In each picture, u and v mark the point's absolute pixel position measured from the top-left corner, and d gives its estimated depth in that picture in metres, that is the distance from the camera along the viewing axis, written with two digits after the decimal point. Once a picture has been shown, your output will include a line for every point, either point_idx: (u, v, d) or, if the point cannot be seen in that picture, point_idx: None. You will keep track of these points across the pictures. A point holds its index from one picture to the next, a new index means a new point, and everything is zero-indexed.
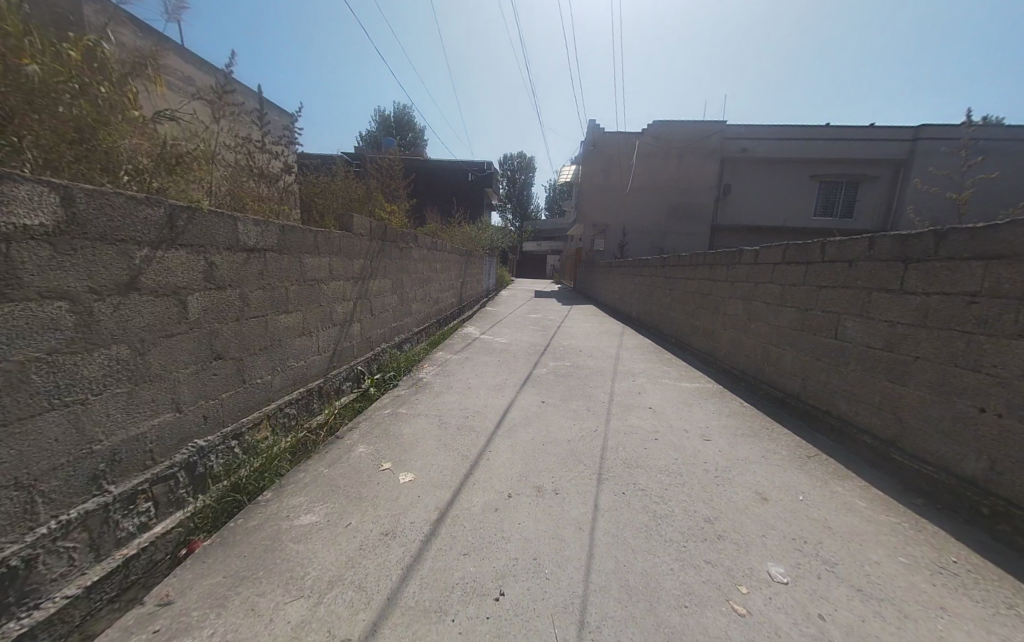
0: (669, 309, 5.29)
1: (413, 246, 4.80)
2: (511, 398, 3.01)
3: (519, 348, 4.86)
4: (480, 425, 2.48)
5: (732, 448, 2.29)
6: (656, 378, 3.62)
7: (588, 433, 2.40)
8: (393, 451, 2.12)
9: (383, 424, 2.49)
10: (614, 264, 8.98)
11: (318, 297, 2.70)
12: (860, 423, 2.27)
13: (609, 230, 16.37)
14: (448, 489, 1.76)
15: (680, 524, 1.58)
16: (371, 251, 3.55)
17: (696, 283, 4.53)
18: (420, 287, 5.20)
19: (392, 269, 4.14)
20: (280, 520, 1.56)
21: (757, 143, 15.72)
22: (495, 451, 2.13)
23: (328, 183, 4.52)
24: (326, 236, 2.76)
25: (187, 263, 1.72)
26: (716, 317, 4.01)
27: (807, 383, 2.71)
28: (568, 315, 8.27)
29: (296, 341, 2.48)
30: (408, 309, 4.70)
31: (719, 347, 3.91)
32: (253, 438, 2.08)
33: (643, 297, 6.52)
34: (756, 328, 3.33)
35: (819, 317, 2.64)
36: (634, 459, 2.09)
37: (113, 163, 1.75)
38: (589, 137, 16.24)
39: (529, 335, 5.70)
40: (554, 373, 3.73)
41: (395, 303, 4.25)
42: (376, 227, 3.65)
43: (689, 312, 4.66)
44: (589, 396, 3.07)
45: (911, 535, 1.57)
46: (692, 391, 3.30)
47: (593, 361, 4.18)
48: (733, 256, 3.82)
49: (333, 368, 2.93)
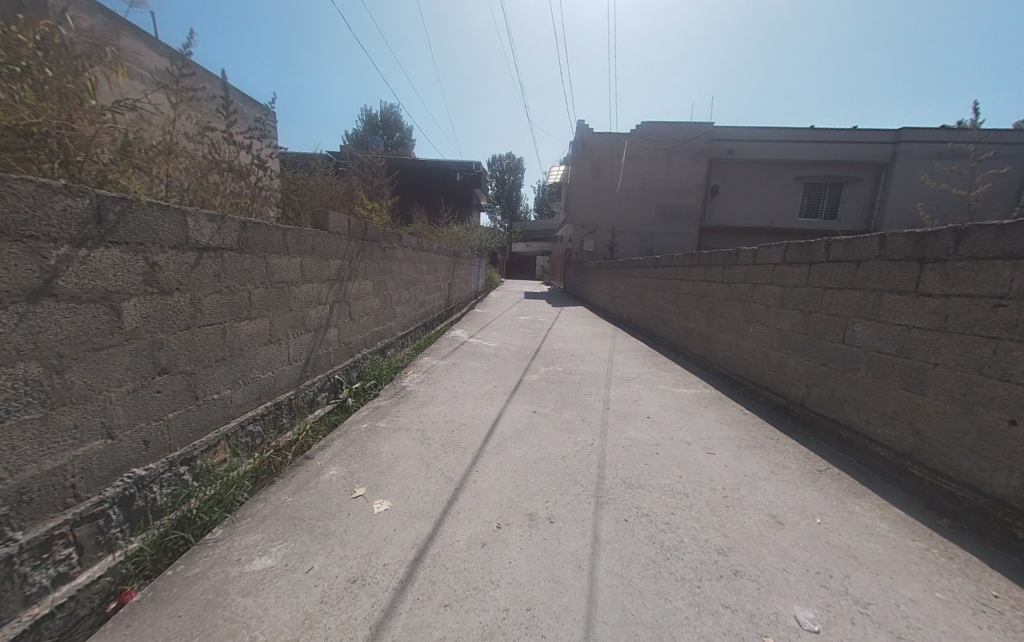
0: (662, 311, 5.16)
1: (396, 247, 4.56)
2: (500, 408, 2.81)
3: (509, 353, 4.66)
4: (466, 440, 2.28)
5: (738, 462, 2.12)
6: (652, 384, 3.46)
7: (583, 448, 2.21)
8: (369, 473, 1.90)
9: (359, 441, 2.26)
10: (605, 265, 8.85)
11: (288, 300, 2.46)
12: (872, 434, 2.14)
13: (599, 231, 16.32)
14: (429, 520, 1.55)
15: (691, 559, 1.39)
16: (350, 250, 3.31)
17: (690, 284, 4.40)
18: (405, 289, 4.96)
19: (374, 270, 3.90)
20: (228, 565, 1.32)
21: (744, 144, 15.84)
22: (482, 471, 1.92)
23: (305, 180, 4.26)
24: (297, 234, 2.53)
25: (121, 263, 1.47)
26: (712, 319, 3.88)
27: (812, 390, 2.58)
28: (559, 317, 8.11)
29: (262, 350, 2.23)
30: (392, 312, 4.46)
31: (716, 350, 3.78)
32: (206, 462, 1.83)
33: (635, 298, 6.39)
34: (755, 331, 3.20)
35: (825, 320, 2.51)
36: (635, 478, 1.91)
37: (66, 155, 1.55)
38: (578, 137, 16.14)
39: (519, 338, 5.51)
40: (546, 380, 3.54)
41: (377, 306, 4.01)
42: (355, 225, 3.41)
43: (683, 314, 4.52)
44: (583, 405, 2.89)
45: (943, 563, 1.42)
46: (691, 398, 3.14)
47: (586, 366, 4.01)
48: (729, 257, 3.69)
49: (306, 378, 2.68)
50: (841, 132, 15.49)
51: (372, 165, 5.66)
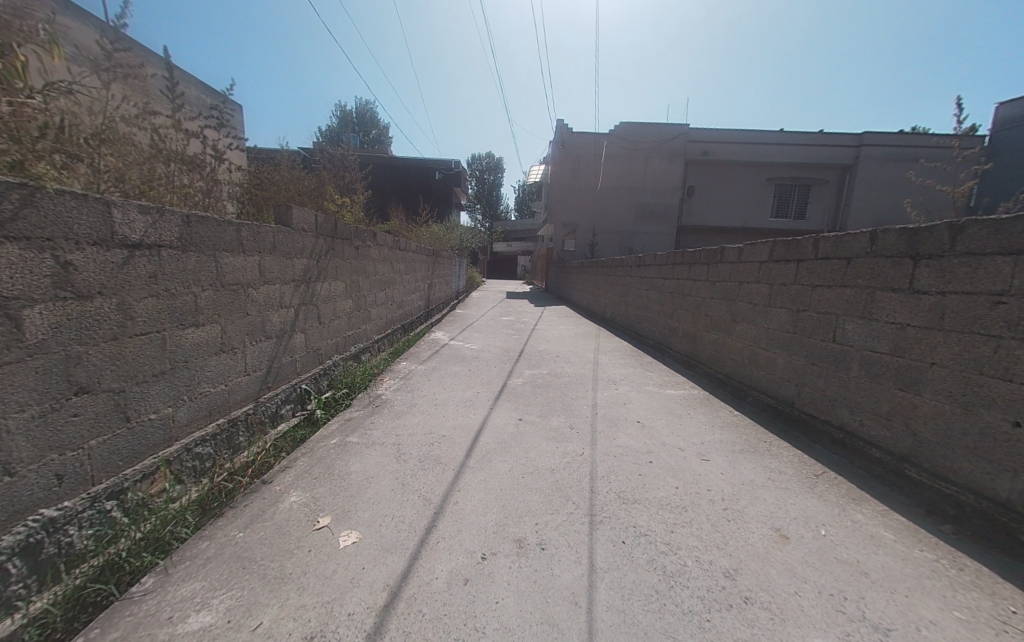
0: (646, 310, 5.09)
1: (370, 245, 4.30)
2: (483, 416, 2.63)
3: (492, 355, 4.47)
4: (446, 454, 2.08)
5: (735, 468, 2.02)
6: (640, 385, 3.35)
7: (573, 459, 2.06)
8: (335, 498, 1.69)
9: (326, 459, 2.04)
10: (587, 264, 8.78)
11: (243, 304, 2.20)
12: (867, 435, 2.08)
13: (579, 230, 16.32)
14: (403, 554, 1.36)
15: (697, 587, 1.26)
16: (316, 248, 3.05)
17: (674, 282, 4.33)
18: (381, 290, 4.69)
19: (345, 270, 3.63)
20: (156, 626, 1.09)
21: (719, 146, 16.19)
22: (463, 491, 1.74)
23: (269, 174, 3.95)
24: (254, 229, 2.27)
25: (20, 262, 1.20)
26: (697, 318, 3.81)
27: (801, 390, 2.52)
28: (541, 317, 7.99)
29: (211, 360, 1.97)
30: (366, 315, 4.19)
31: (700, 350, 3.72)
32: (141, 493, 1.56)
33: (617, 297, 6.33)
34: (741, 330, 3.14)
35: (813, 319, 2.45)
36: (630, 492, 1.77)
37: None
38: (557, 136, 16.09)
39: (502, 340, 5.33)
40: (531, 384, 3.38)
41: (350, 308, 3.75)
42: (323, 221, 3.15)
43: (666, 313, 4.46)
44: (571, 410, 2.74)
45: (955, 576, 1.35)
46: (680, 400, 3.04)
47: (571, 368, 3.87)
48: (713, 254, 3.63)
49: (266, 390, 2.42)
50: (809, 135, 16.07)
51: (344, 160, 5.37)
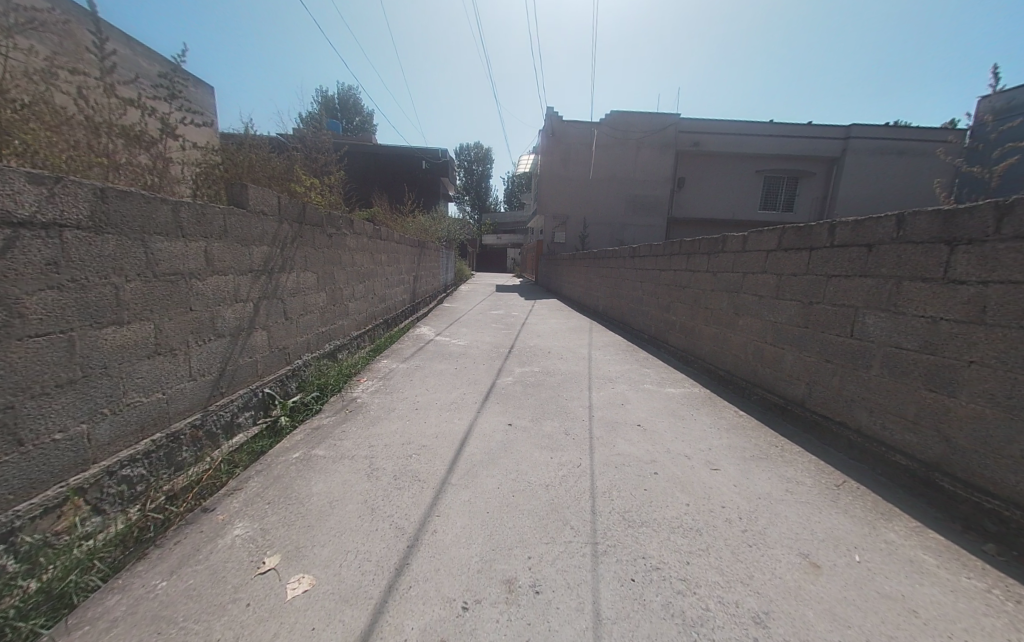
0: (640, 303, 4.87)
1: (346, 233, 3.96)
2: (469, 421, 2.36)
3: (479, 351, 4.20)
4: (424, 469, 1.82)
5: (750, 479, 1.80)
6: (637, 383, 3.13)
7: (569, 471, 1.82)
8: (288, 529, 1.41)
9: (283, 477, 1.75)
10: (578, 255, 8.55)
11: (185, 297, 1.88)
12: (889, 440, 1.89)
13: (569, 222, 16.05)
14: (364, 605, 1.10)
15: (724, 640, 1.03)
16: (280, 234, 2.72)
17: (671, 274, 4.11)
18: (360, 282, 4.36)
19: (316, 260, 3.30)
20: None
21: (709, 137, 16.06)
22: (442, 517, 1.48)
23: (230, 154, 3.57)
24: (196, 210, 1.94)
25: None
26: (696, 311, 3.60)
27: (811, 389, 2.33)
28: (531, 311, 7.71)
29: (142, 365, 1.66)
30: (342, 309, 3.87)
31: (698, 344, 3.53)
32: (41, 533, 1.27)
33: (610, 290, 6.11)
34: (744, 324, 2.93)
35: (826, 312, 2.24)
36: (636, 512, 1.54)
37: None
38: (547, 125, 15.71)
39: (490, 335, 5.06)
40: (521, 383, 3.12)
41: (323, 302, 3.43)
42: (287, 204, 2.81)
43: (663, 306, 4.25)
44: (565, 413, 2.50)
45: (1015, 613, 1.16)
46: (682, 399, 2.83)
47: (563, 365, 3.63)
48: (713, 243, 3.41)
49: (218, 396, 2.12)
50: (798, 127, 16.04)
51: (319, 142, 4.98)
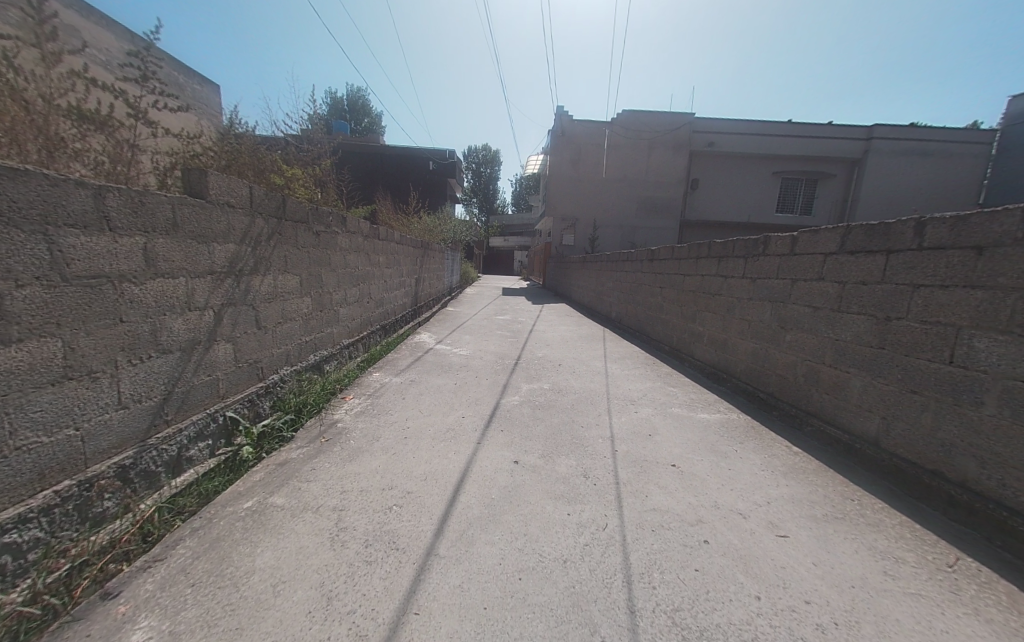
0: (660, 312, 4.42)
1: (337, 231, 3.59)
2: (466, 456, 1.95)
3: (483, 363, 3.79)
4: (404, 530, 1.41)
5: (834, 555, 1.35)
6: (664, 407, 2.70)
7: (592, 537, 1.39)
8: (203, 636, 1.01)
9: (221, 542, 1.35)
10: (589, 259, 8.13)
11: (110, 306, 1.51)
12: (1014, 503, 1.43)
13: (578, 224, 15.62)
14: None
15: None
16: (251, 230, 2.34)
17: (698, 279, 3.67)
18: (353, 285, 3.99)
19: (299, 260, 2.92)
20: None
21: (723, 137, 15.55)
22: (421, 617, 1.06)
23: (210, 144, 3.24)
24: (128, 197, 1.57)
25: None
26: (729, 323, 3.15)
27: (890, 425, 1.87)
28: (540, 317, 7.29)
29: (41, 395, 1.29)
30: (331, 315, 3.50)
31: (731, 361, 3.09)
32: None
33: (625, 296, 5.66)
34: (794, 341, 2.48)
35: (911, 330, 1.79)
36: (688, 613, 1.10)
37: None
38: (556, 124, 15.30)
39: (495, 344, 4.64)
40: (529, 405, 2.70)
41: (307, 308, 3.05)
42: (262, 196, 2.44)
43: (688, 315, 3.80)
44: (583, 446, 2.08)
45: None
46: (720, 429, 2.38)
47: (577, 382, 3.21)
48: (751, 245, 2.96)
49: (159, 426, 1.74)
50: (818, 127, 15.44)
51: (314, 134, 4.63)
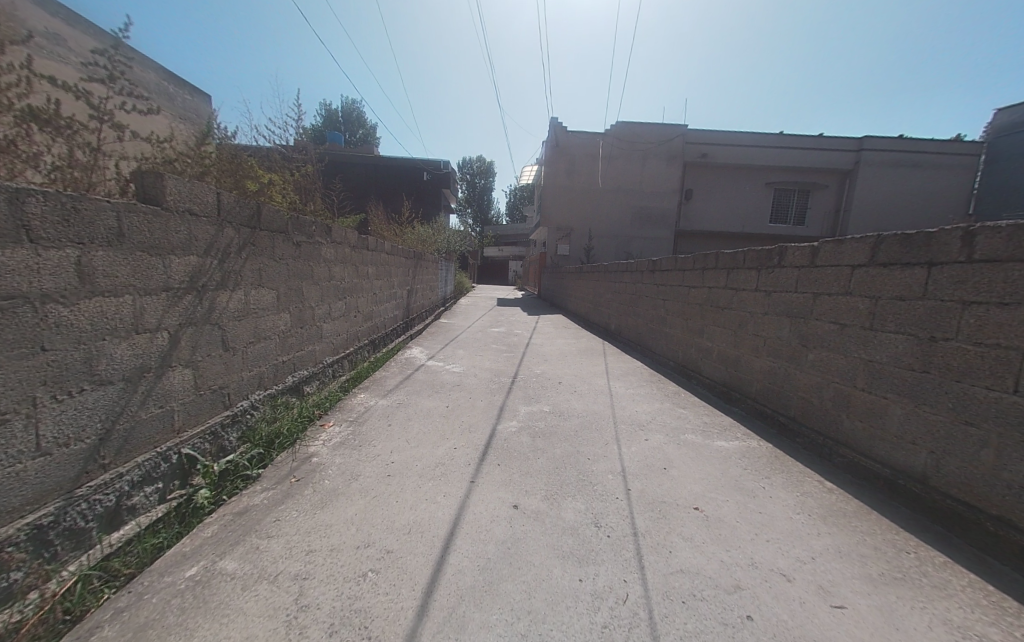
0: (664, 325, 4.21)
1: (321, 241, 3.35)
2: (458, 500, 1.69)
3: (477, 382, 3.54)
4: (380, 608, 1.14)
5: (907, 633, 1.11)
6: (677, 433, 2.46)
7: (611, 614, 1.13)
8: None
9: (146, 631, 1.07)
10: (586, 269, 7.96)
11: (28, 332, 1.25)
12: None
13: (573, 234, 15.54)
14: None
15: None
16: (217, 241, 2.09)
17: (704, 292, 3.47)
18: (338, 299, 3.73)
19: (276, 273, 2.67)
20: None
21: (717, 148, 15.66)
22: None
23: (184, 149, 3.01)
24: (57, 202, 1.32)
25: None
26: (741, 339, 2.94)
27: (940, 461, 1.65)
28: (536, 329, 7.07)
29: None
30: (313, 332, 3.23)
31: (745, 380, 2.87)
32: None
33: (625, 308, 5.46)
34: (818, 360, 2.27)
35: (962, 352, 1.58)
36: None
37: None
38: (551, 135, 15.31)
39: (490, 360, 4.39)
40: (529, 431, 2.45)
41: (284, 325, 2.79)
42: (232, 203, 2.20)
43: (694, 329, 3.59)
44: (591, 485, 1.83)
45: None
46: (742, 459, 2.14)
47: (579, 403, 2.97)
48: (764, 257, 2.77)
49: (93, 473, 1.46)
50: (810, 138, 15.62)
51: (299, 140, 4.42)
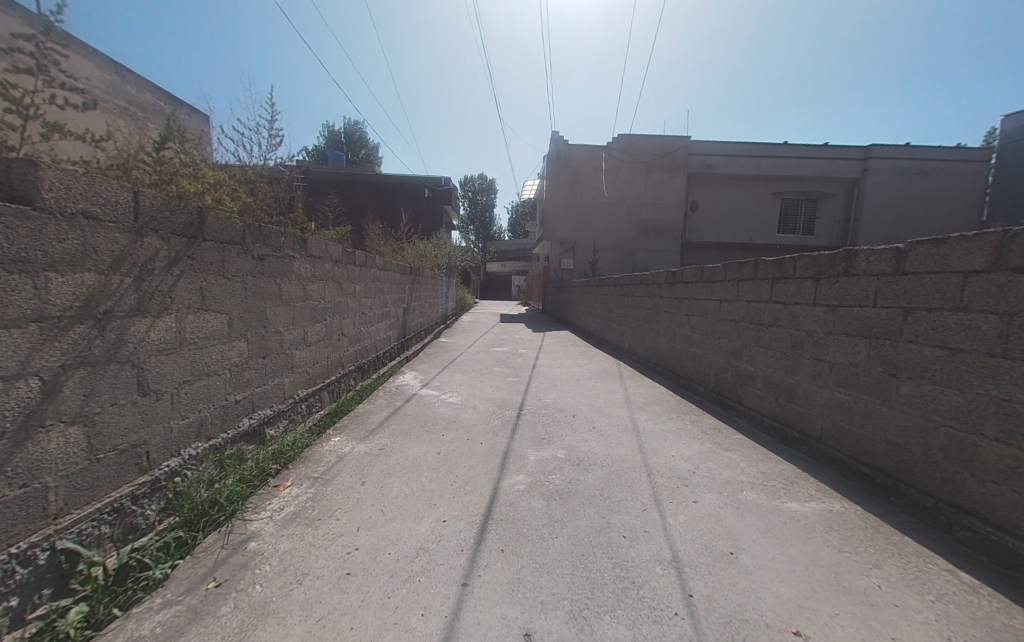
0: (689, 344, 3.67)
1: (292, 255, 2.87)
2: (441, 623, 1.12)
3: (475, 417, 2.98)
4: None
5: None
6: (734, 490, 1.89)
7: None
8: None
9: None
10: (594, 283, 7.47)
11: None
12: None
13: (577, 247, 15.16)
14: None
15: None
16: (132, 254, 1.61)
17: (740, 307, 2.93)
18: (315, 321, 3.23)
19: (225, 293, 2.18)
20: None
21: (720, 159, 15.39)
22: None
23: (130, 151, 2.58)
24: None
25: None
26: (795, 363, 2.38)
27: None
28: (543, 348, 6.52)
29: None
30: (278, 361, 2.71)
31: (805, 416, 2.30)
32: None
33: (641, 324, 4.93)
34: (918, 395, 1.71)
35: None
36: None
37: None
38: (552, 148, 15.11)
39: (492, 388, 3.84)
40: (541, 490, 1.88)
41: (237, 356, 2.28)
42: (155, 206, 1.73)
43: (730, 350, 3.04)
44: (634, 588, 1.26)
45: None
46: (833, 534, 1.57)
47: (601, 445, 2.41)
48: (820, 263, 2.25)
49: None
50: (815, 146, 15.35)
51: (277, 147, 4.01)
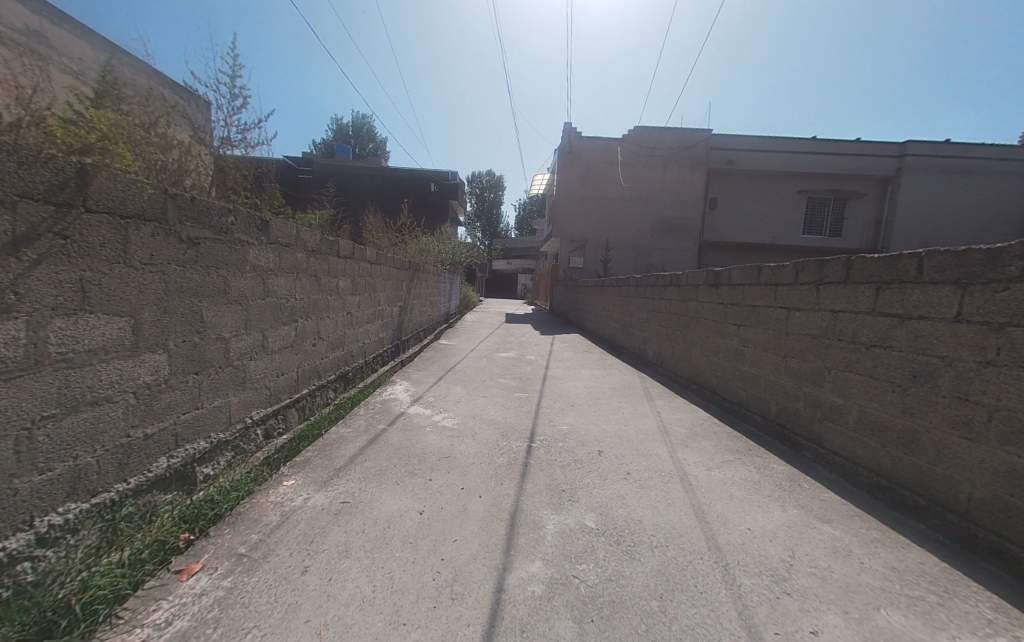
0: (740, 362, 3.00)
1: (247, 241, 2.25)
2: None
3: (474, 452, 2.35)
4: None
5: None
6: (865, 606, 1.22)
7: None
8: None
9: None
10: (611, 284, 6.81)
11: None
12: None
13: (588, 245, 14.47)
14: None
15: None
16: None
17: (823, 320, 2.25)
18: (279, 325, 2.61)
19: (127, 285, 1.55)
20: None
21: (742, 154, 14.58)
22: None
23: (33, 99, 1.98)
24: None
25: None
26: (920, 402, 1.70)
27: None
28: (554, 355, 5.86)
29: None
30: (221, 378, 2.10)
31: (938, 478, 1.62)
32: None
33: (671, 333, 4.25)
34: None
35: None
36: None
37: None
38: (565, 141, 14.40)
39: (496, 408, 3.20)
40: (567, 594, 1.23)
41: (148, 375, 1.66)
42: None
43: (806, 375, 2.36)
44: None
45: None
46: None
47: (643, 507, 1.76)
48: (969, 263, 1.56)
49: None
50: (845, 143, 14.44)
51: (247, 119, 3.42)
